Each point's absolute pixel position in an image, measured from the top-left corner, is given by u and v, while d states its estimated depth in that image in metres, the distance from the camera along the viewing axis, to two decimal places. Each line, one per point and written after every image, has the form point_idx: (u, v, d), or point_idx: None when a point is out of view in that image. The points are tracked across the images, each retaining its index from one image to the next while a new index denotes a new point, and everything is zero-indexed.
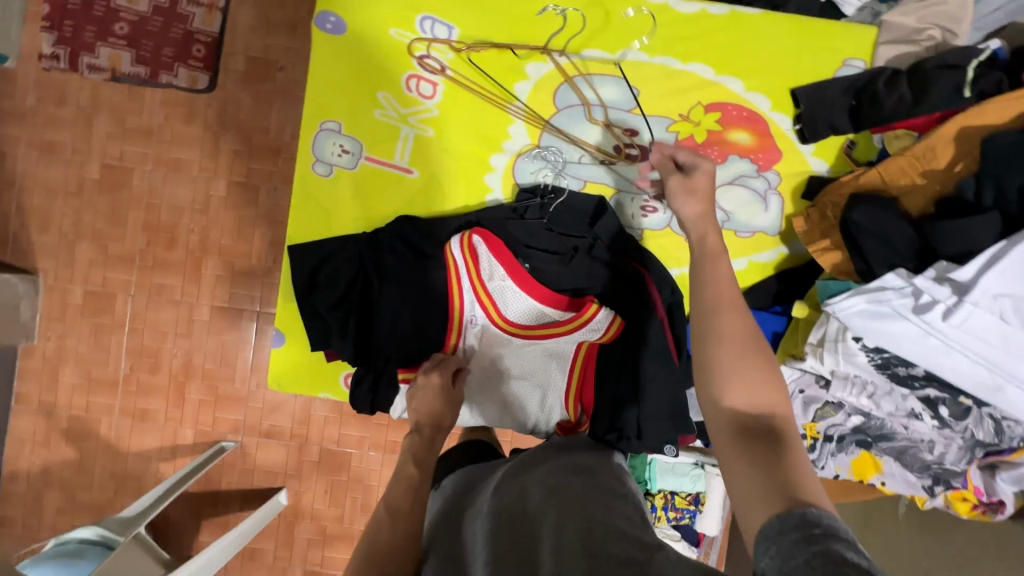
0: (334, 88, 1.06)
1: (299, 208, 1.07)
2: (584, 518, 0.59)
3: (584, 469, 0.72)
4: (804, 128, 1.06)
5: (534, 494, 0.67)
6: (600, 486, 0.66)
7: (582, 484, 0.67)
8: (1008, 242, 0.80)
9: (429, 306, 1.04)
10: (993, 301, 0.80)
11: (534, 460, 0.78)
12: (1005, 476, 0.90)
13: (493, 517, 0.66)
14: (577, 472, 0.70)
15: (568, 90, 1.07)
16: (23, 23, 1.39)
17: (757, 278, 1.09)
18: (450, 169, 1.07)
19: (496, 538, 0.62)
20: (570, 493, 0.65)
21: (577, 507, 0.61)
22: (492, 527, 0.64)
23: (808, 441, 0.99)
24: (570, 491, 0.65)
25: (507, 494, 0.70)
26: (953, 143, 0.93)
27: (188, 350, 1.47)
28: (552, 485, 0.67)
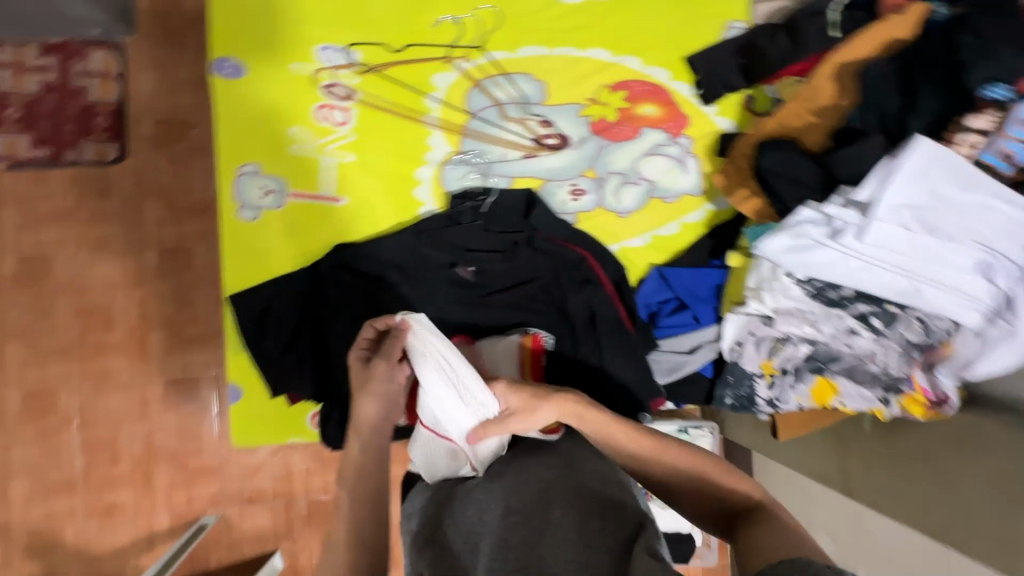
0: (247, 132, 1.06)
1: (231, 256, 1.05)
2: (584, 510, 0.60)
3: (575, 453, 0.71)
4: (705, 91, 1.13)
5: (523, 487, 0.66)
6: (594, 470, 0.67)
7: (574, 471, 0.67)
8: (893, 156, 0.87)
9: None
10: (896, 213, 0.87)
11: (513, 449, 0.74)
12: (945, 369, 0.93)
13: (483, 506, 0.65)
14: (564, 455, 0.70)
15: (479, 93, 1.10)
16: None
17: (691, 237, 1.15)
18: (378, 190, 1.08)
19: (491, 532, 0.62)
20: (566, 482, 0.65)
21: (574, 498, 0.62)
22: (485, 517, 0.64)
23: (768, 379, 1.03)
24: (567, 480, 0.65)
25: (492, 484, 0.69)
26: (833, 80, 1.01)
27: (148, 432, 1.40)
28: (547, 474, 0.67)
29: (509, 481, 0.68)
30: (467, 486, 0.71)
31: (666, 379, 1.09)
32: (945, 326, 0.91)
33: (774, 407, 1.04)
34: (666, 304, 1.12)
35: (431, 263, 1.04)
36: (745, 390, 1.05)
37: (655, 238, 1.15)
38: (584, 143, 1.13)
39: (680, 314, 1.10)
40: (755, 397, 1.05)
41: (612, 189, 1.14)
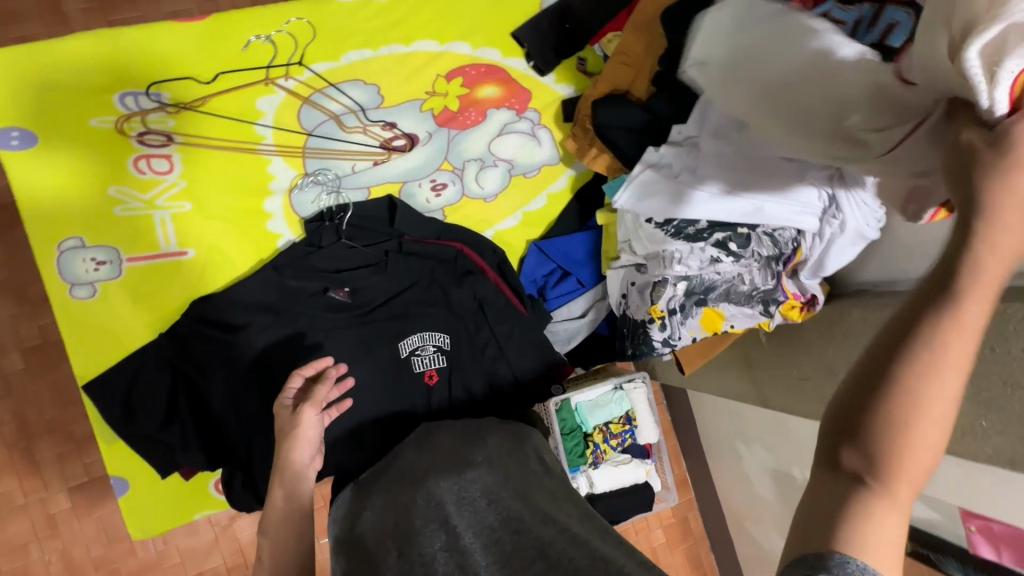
0: (59, 204, 0.95)
1: (77, 342, 0.96)
2: (500, 505, 0.63)
3: (492, 447, 0.75)
4: (537, 62, 1.14)
5: (447, 495, 0.65)
6: (515, 468, 0.71)
7: (492, 465, 0.70)
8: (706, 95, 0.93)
9: (265, 373, 0.96)
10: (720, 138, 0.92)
11: (438, 460, 0.75)
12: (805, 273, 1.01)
13: (399, 508, 0.65)
14: (481, 447, 0.75)
15: (311, 109, 1.05)
16: None
17: (560, 206, 1.17)
18: (227, 232, 1.02)
19: (414, 538, 0.60)
20: (482, 476, 0.68)
21: (494, 496, 0.65)
22: (399, 518, 0.63)
23: (658, 322, 1.03)
24: (485, 474, 0.68)
25: (406, 484, 0.68)
26: (644, 30, 1.04)
27: (63, 549, 1.26)
28: (462, 468, 0.69)
29: (423, 482, 0.68)
30: (383, 505, 0.68)
31: (566, 348, 1.13)
32: (790, 235, 0.97)
33: (670, 346, 1.05)
34: (551, 276, 1.14)
35: (301, 296, 0.99)
36: (641, 338, 1.05)
37: (526, 214, 1.16)
38: (433, 137, 1.11)
39: (565, 282, 1.12)
40: (652, 341, 1.04)
41: (473, 176, 1.13)
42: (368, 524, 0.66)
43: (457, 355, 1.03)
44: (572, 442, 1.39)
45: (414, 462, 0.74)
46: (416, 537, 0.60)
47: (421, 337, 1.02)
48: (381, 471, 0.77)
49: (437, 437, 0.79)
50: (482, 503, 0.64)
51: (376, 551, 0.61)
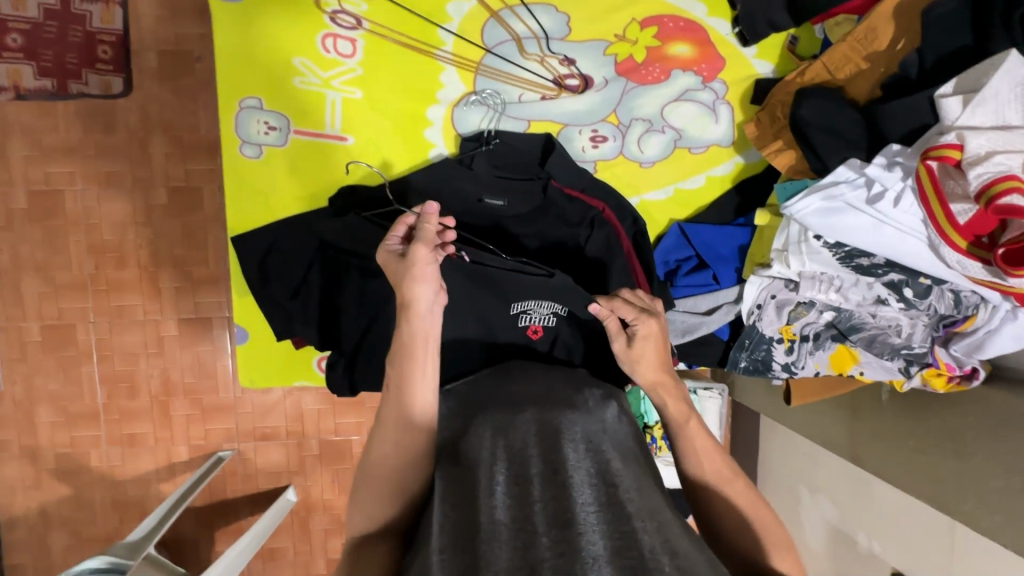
0: (248, 64, 0.99)
1: (234, 196, 1.02)
2: (603, 463, 0.57)
3: (590, 399, 0.67)
4: (744, 30, 1.02)
5: (553, 416, 0.62)
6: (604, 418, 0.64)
7: (589, 410, 0.64)
8: (937, 132, 0.78)
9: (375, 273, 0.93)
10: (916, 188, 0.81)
11: (543, 387, 0.70)
12: (957, 346, 0.90)
13: (497, 426, 0.61)
14: (582, 398, 0.67)
15: (496, 25, 1.01)
16: None
17: (718, 192, 1.09)
18: (387, 130, 1.03)
19: (512, 452, 0.57)
20: (582, 420, 0.62)
21: (589, 442, 0.59)
22: (500, 437, 0.59)
23: (786, 344, 1.00)
24: (592, 424, 0.62)
25: (511, 402, 0.66)
26: (893, 20, 0.88)
27: (163, 368, 1.43)
28: (561, 406, 0.64)
29: (520, 409, 0.64)
30: (488, 401, 0.67)
31: (681, 340, 1.04)
32: (975, 299, 0.88)
33: (789, 373, 1.02)
34: (685, 262, 1.07)
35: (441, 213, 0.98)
36: (761, 355, 1.02)
37: (678, 191, 1.09)
38: (608, 85, 1.04)
39: (699, 273, 1.05)
40: (772, 361, 1.02)
41: (636, 137, 1.06)
42: (461, 437, 0.62)
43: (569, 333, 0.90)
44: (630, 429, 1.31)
45: (508, 388, 0.71)
46: (515, 454, 0.57)
47: (536, 302, 0.90)
48: (466, 389, 0.74)
49: (529, 374, 0.75)
50: (586, 448, 0.58)
51: (472, 467, 0.57)
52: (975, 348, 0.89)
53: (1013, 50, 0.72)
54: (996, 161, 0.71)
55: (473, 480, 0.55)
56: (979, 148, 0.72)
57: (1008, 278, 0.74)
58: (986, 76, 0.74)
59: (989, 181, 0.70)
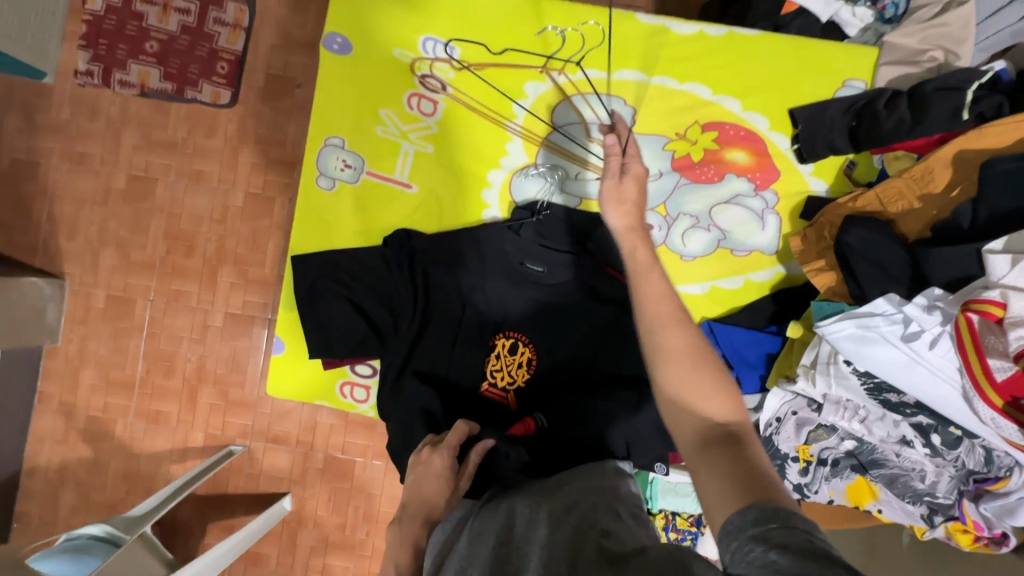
0: (340, 106, 1.11)
1: (302, 220, 1.12)
2: (580, 523, 0.62)
3: (571, 475, 0.73)
4: (802, 148, 1.06)
5: (521, 509, 0.68)
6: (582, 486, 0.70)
7: (556, 489, 0.70)
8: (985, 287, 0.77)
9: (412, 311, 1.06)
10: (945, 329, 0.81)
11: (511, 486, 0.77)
12: (988, 505, 0.85)
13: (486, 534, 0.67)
14: (570, 480, 0.72)
15: (566, 108, 1.10)
16: (62, 42, 1.48)
17: (754, 296, 1.09)
18: (449, 185, 1.11)
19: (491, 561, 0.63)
20: (565, 493, 0.68)
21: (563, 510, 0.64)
22: (481, 551, 0.65)
23: (802, 464, 0.97)
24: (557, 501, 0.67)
25: (489, 509, 0.72)
26: (951, 167, 0.90)
27: (201, 356, 1.52)
28: (528, 499, 0.70)
29: (502, 506, 0.72)
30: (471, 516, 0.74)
31: None
32: (1009, 462, 0.84)
33: (801, 494, 0.98)
34: None
35: (491, 274, 1.07)
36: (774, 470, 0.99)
37: (715, 288, 1.10)
38: (662, 177, 1.09)
39: None
40: (784, 479, 0.98)
41: (680, 231, 1.10)
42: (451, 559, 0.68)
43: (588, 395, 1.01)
44: None
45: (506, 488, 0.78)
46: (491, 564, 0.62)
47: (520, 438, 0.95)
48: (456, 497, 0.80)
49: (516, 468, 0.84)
50: (558, 524, 0.62)
51: None
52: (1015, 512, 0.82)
53: None
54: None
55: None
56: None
57: None
58: None
59: None
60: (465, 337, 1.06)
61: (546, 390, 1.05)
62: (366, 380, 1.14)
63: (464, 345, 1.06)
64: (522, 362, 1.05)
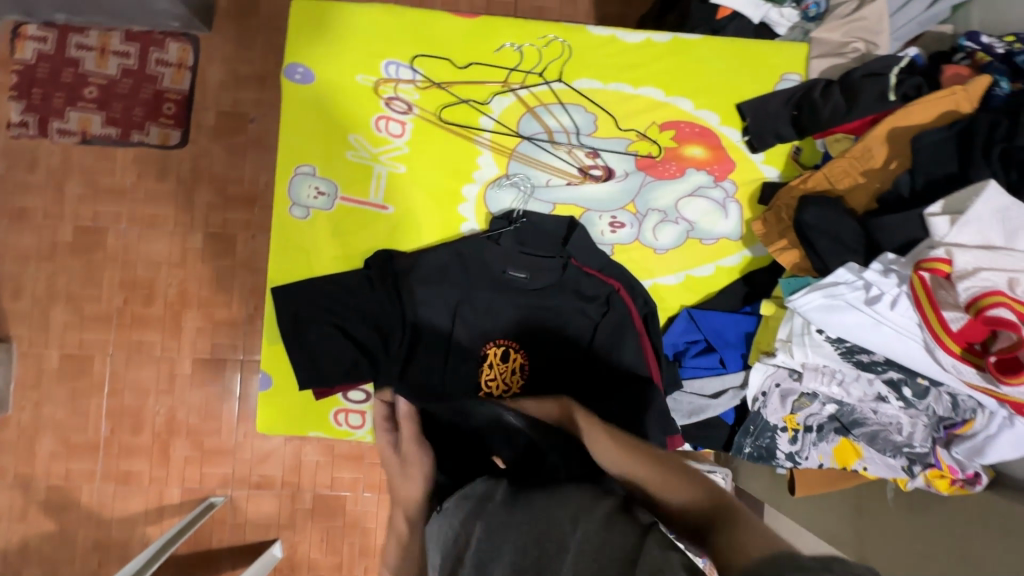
0: (307, 135, 1.11)
1: (276, 251, 1.10)
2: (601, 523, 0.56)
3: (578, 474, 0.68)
4: (753, 139, 1.14)
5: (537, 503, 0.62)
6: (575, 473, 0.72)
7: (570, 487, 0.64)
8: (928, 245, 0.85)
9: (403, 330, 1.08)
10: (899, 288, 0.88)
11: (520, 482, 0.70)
12: (959, 448, 0.92)
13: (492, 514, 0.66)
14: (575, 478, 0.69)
15: (531, 119, 1.14)
16: None
17: (726, 280, 1.15)
18: (424, 203, 1.13)
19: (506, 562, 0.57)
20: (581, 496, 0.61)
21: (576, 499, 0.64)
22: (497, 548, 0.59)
23: (791, 433, 1.03)
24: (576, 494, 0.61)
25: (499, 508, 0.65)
26: (886, 143, 1.00)
27: (170, 407, 1.46)
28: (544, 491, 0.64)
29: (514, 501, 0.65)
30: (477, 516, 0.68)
31: (688, 420, 1.08)
32: (973, 404, 0.91)
33: (793, 462, 1.04)
34: (693, 345, 1.11)
35: (477, 287, 1.09)
36: (766, 443, 1.04)
37: (690, 277, 1.15)
38: (628, 177, 1.15)
39: (707, 356, 1.10)
40: (776, 450, 1.04)
41: (651, 226, 1.15)
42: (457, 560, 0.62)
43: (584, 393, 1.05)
44: None
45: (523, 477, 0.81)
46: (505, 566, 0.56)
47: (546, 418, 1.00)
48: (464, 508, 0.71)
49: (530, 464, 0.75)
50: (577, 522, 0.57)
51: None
52: (980, 451, 0.90)
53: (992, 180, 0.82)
54: (988, 277, 0.79)
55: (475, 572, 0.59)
56: (973, 271, 0.80)
57: (1005, 385, 0.79)
58: (970, 200, 0.83)
59: (983, 297, 0.78)
60: (457, 351, 1.08)
61: (541, 390, 1.07)
62: (360, 406, 1.13)
63: (456, 357, 1.08)
64: (515, 368, 1.08)
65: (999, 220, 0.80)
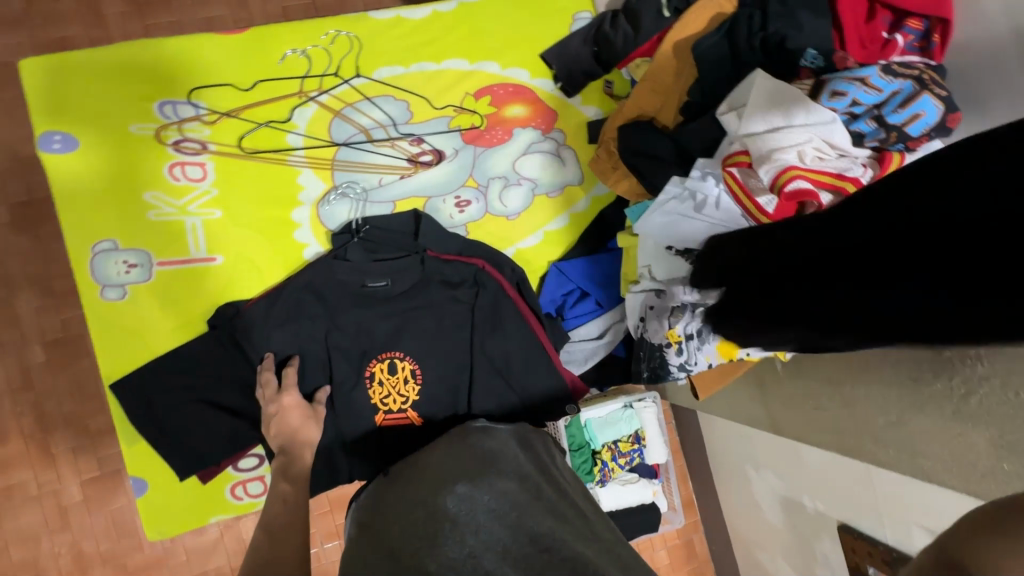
0: (97, 207, 0.98)
1: (100, 345, 0.98)
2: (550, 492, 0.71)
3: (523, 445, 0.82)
4: (565, 84, 1.16)
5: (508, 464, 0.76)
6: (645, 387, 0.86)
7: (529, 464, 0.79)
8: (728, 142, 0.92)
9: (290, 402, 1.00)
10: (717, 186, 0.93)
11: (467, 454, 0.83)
12: None
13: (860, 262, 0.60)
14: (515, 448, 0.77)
15: (341, 123, 1.08)
16: None
17: (582, 226, 1.18)
18: (254, 242, 1.04)
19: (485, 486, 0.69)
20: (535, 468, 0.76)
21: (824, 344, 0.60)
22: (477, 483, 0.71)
23: (676, 346, 0.99)
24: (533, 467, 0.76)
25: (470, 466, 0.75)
26: (674, 57, 1.04)
27: (73, 542, 1.18)
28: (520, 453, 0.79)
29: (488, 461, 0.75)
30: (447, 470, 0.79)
31: (581, 367, 1.14)
32: None
33: (687, 371, 1.01)
34: (570, 295, 1.14)
35: (340, 310, 1.03)
36: (657, 362, 1.04)
37: (548, 233, 1.17)
38: (459, 154, 1.13)
39: (584, 302, 1.13)
40: (668, 365, 1.02)
41: (497, 194, 1.14)
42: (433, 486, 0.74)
43: (486, 384, 1.05)
44: (580, 458, 1.32)
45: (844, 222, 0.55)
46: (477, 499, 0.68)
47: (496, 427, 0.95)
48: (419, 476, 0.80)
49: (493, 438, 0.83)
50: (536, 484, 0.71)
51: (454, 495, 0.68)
52: None
53: (757, 70, 0.91)
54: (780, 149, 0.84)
55: (403, 505, 0.67)
56: (767, 150, 0.85)
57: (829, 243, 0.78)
58: (747, 94, 0.91)
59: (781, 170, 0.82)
60: (342, 381, 1.02)
61: (441, 391, 1.05)
62: (255, 472, 1.04)
63: (344, 389, 1.02)
64: (406, 378, 1.03)
65: (772, 102, 0.87)
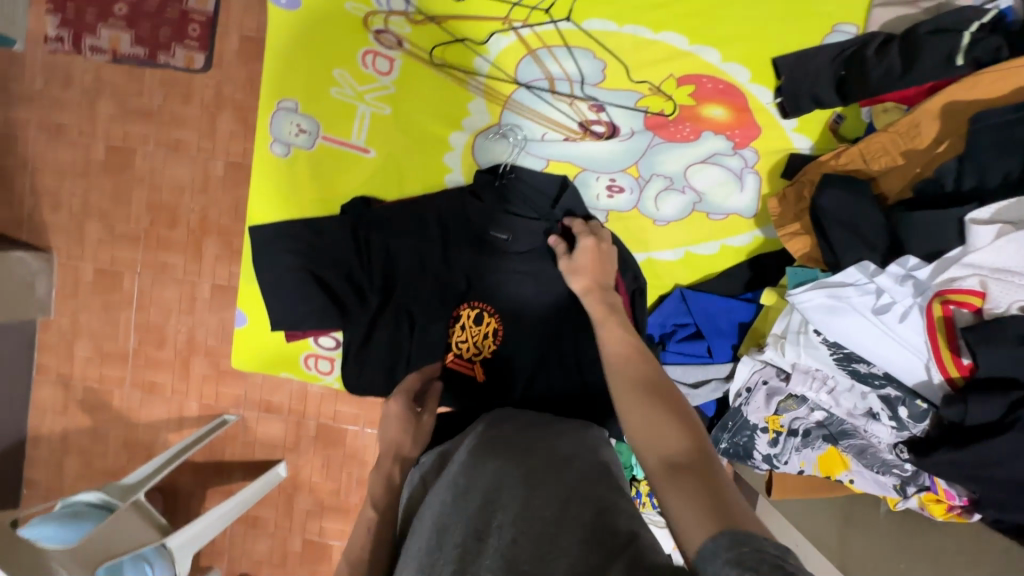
0: (296, 68, 1.05)
1: (256, 189, 1.08)
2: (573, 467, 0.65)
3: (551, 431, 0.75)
4: (785, 102, 0.98)
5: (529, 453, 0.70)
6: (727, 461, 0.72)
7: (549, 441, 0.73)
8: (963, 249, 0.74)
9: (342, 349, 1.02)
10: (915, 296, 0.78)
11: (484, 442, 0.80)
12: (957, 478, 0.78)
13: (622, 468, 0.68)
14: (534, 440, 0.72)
15: (530, 63, 1.02)
16: (29, 6, 1.27)
17: (730, 263, 1.05)
18: (406, 149, 1.06)
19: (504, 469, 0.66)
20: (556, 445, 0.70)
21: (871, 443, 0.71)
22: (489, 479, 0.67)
23: (771, 434, 0.93)
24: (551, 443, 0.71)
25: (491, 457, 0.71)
26: (940, 118, 0.84)
27: (191, 327, 1.37)
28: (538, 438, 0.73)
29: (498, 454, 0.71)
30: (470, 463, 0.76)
31: None
32: None
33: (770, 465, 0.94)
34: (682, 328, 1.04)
35: (456, 246, 1.03)
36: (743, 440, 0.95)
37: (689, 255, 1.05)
38: (634, 136, 1.03)
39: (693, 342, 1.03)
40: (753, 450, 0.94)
41: (654, 193, 1.04)
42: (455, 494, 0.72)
43: (559, 378, 1.01)
44: None
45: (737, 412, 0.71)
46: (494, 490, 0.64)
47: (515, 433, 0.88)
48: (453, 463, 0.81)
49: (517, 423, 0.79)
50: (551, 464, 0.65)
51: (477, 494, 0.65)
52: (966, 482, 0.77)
53: None
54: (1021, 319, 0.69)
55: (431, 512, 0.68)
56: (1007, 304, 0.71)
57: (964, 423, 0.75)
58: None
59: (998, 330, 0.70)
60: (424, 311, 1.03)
61: (514, 360, 1.02)
62: (329, 352, 1.14)
63: (427, 314, 1.02)
64: (487, 333, 1.02)
65: None
